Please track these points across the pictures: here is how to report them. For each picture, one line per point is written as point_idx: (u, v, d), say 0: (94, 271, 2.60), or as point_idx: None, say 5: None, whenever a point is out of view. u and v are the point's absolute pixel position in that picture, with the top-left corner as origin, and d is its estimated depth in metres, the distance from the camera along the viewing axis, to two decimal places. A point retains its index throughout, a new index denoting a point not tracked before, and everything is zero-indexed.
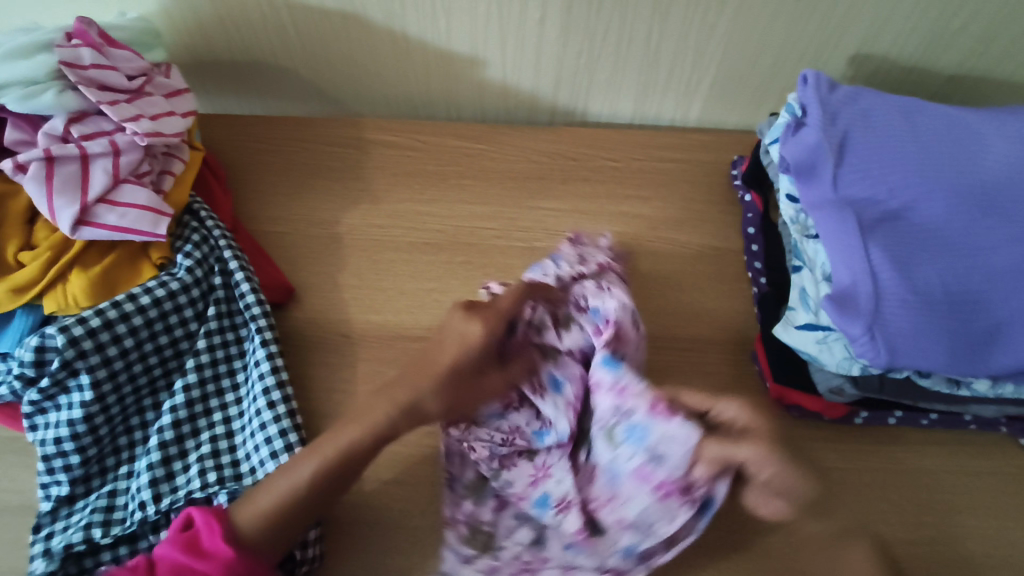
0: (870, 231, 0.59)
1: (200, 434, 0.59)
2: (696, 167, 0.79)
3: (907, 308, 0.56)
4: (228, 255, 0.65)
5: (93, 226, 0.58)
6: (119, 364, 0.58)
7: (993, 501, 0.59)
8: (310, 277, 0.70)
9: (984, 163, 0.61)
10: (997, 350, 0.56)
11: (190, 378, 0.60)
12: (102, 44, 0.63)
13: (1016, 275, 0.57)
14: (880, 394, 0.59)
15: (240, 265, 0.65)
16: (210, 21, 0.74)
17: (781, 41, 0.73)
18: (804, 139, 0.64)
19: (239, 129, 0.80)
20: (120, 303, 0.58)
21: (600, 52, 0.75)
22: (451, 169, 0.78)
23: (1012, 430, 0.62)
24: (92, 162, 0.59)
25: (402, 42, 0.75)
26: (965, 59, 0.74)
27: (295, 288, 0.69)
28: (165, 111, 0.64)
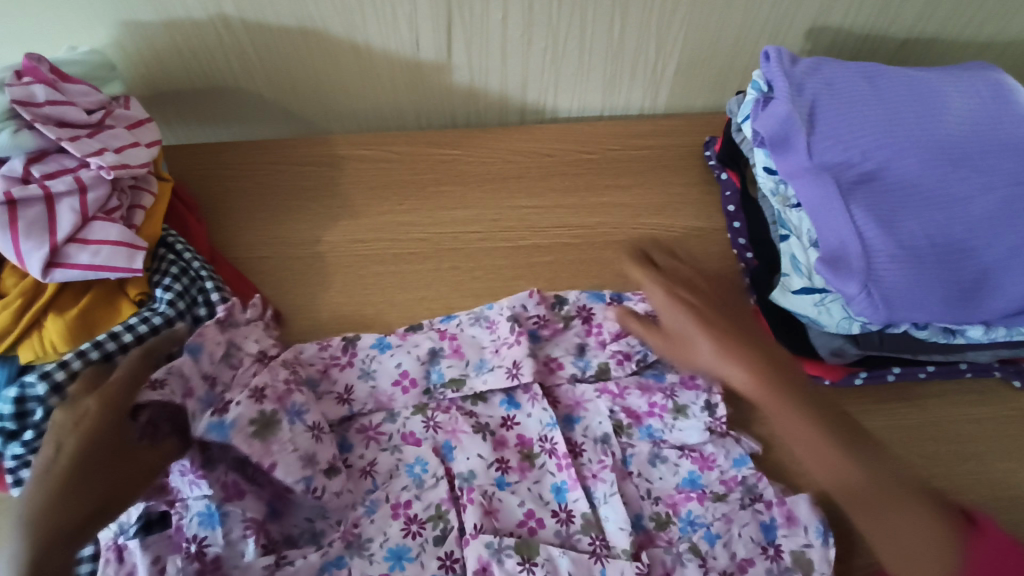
0: (850, 193, 0.61)
1: None
2: (669, 151, 0.80)
3: (897, 261, 0.57)
4: (210, 286, 0.63)
5: (65, 267, 0.56)
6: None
7: (997, 444, 0.61)
8: (296, 300, 0.69)
9: (948, 119, 0.64)
10: (986, 295, 0.58)
11: None
12: (54, 79, 0.61)
13: (995, 222, 0.59)
14: (880, 351, 0.59)
15: (223, 296, 0.63)
16: (165, 49, 0.72)
17: (740, 22, 0.74)
18: (774, 111, 0.65)
19: (205, 157, 0.78)
20: (103, 343, 0.56)
21: (564, 47, 0.75)
22: (428, 178, 0.77)
23: (1005, 373, 0.64)
24: (57, 202, 0.56)
25: (365, 53, 0.74)
26: (915, 24, 0.77)
27: (281, 312, 0.68)
28: (130, 142, 0.62)
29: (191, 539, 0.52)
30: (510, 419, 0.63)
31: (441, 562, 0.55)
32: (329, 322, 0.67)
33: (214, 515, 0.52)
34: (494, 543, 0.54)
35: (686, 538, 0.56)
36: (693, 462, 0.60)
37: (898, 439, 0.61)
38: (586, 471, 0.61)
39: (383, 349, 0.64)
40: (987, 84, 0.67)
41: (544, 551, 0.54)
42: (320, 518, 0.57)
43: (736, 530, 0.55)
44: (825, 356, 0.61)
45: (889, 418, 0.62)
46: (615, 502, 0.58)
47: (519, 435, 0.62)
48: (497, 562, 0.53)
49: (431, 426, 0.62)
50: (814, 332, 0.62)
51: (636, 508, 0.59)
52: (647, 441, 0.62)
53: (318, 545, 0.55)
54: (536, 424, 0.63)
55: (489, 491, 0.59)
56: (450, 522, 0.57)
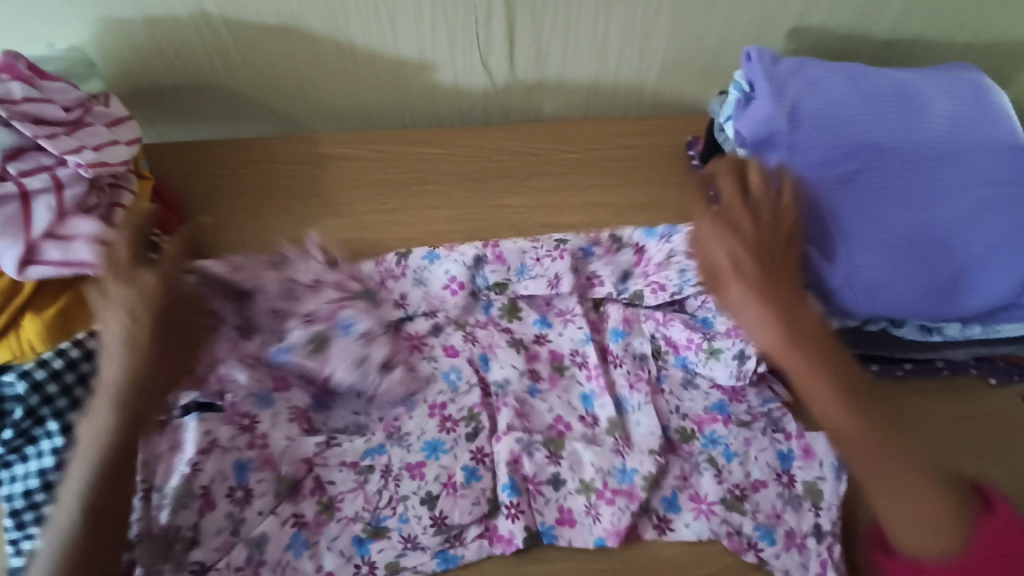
0: (831, 193, 0.61)
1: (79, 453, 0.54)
2: (653, 151, 0.80)
3: (878, 259, 0.58)
4: None
5: (42, 265, 0.55)
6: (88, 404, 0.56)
7: (973, 441, 0.61)
8: None
9: (927, 120, 0.64)
10: (963, 292, 0.59)
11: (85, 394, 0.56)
12: (31, 76, 0.59)
13: (973, 221, 0.60)
14: (858, 348, 0.61)
15: None
16: (147, 47, 0.71)
17: (722, 22, 0.75)
18: (755, 112, 0.66)
19: (188, 155, 0.78)
20: (82, 341, 0.56)
21: (548, 46, 0.75)
22: (411, 176, 0.77)
23: (980, 370, 0.65)
24: (33, 199, 0.56)
25: (349, 51, 0.74)
26: (894, 26, 0.78)
27: None
28: (108, 140, 0.61)
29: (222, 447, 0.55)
30: (542, 337, 0.66)
31: (472, 456, 0.58)
32: None
33: (266, 397, 0.59)
34: (523, 439, 0.58)
35: (704, 452, 0.59)
36: (724, 395, 0.63)
37: None
38: (618, 384, 0.63)
39: (434, 260, 0.67)
40: (968, 85, 0.67)
41: (568, 447, 0.59)
42: (362, 413, 0.61)
43: (754, 454, 0.59)
44: None
45: None
46: (648, 410, 0.61)
47: (551, 350, 0.66)
48: (526, 455, 0.58)
49: (465, 344, 0.65)
50: None
51: (664, 420, 0.61)
52: (681, 369, 0.64)
53: (362, 435, 0.60)
54: (568, 341, 0.66)
55: (521, 397, 0.62)
56: (482, 422, 0.60)
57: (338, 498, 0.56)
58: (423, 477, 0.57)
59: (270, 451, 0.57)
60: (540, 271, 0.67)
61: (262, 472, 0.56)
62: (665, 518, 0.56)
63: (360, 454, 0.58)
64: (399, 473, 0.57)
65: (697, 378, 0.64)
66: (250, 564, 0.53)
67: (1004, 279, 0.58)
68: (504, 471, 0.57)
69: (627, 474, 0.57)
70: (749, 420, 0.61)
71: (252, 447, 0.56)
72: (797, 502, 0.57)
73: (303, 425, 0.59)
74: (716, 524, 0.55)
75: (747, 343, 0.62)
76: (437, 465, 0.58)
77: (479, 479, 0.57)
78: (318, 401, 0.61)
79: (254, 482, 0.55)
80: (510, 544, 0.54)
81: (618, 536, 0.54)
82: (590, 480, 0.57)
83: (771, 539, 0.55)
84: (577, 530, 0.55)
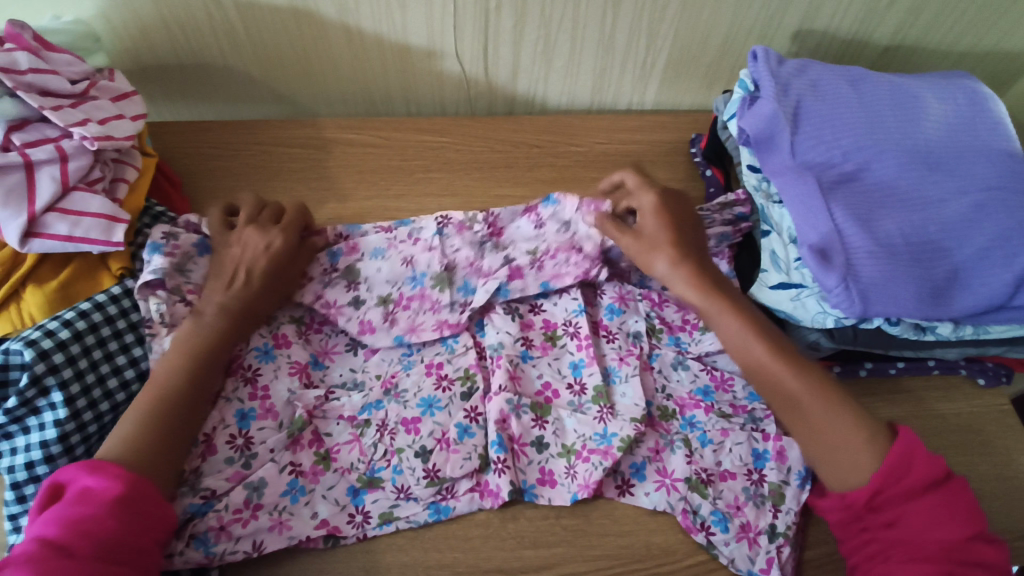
0: (831, 192, 0.62)
1: (85, 428, 0.53)
2: (657, 146, 0.81)
3: (875, 258, 0.58)
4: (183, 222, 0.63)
5: (44, 238, 0.54)
6: (85, 363, 0.54)
7: (961, 440, 0.63)
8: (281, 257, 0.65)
9: (924, 125, 0.66)
10: (957, 293, 0.59)
11: (87, 369, 0.54)
12: (38, 48, 0.59)
13: (966, 223, 0.61)
14: (855, 345, 0.60)
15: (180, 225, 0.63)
16: (153, 23, 0.71)
17: (729, 22, 0.76)
18: (759, 110, 0.67)
19: (191, 135, 0.77)
20: (88, 313, 0.55)
21: (555, 40, 0.76)
22: (416, 164, 0.77)
23: (970, 371, 0.66)
24: (37, 169, 0.55)
25: (357, 36, 0.74)
26: (896, 32, 0.79)
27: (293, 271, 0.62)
28: (114, 115, 0.61)
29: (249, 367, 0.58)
30: (536, 304, 0.66)
31: (466, 414, 0.59)
32: None
33: (271, 351, 0.60)
34: (513, 400, 0.59)
35: (682, 432, 0.60)
36: (712, 379, 0.63)
37: None
38: (607, 355, 0.63)
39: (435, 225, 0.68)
40: (965, 91, 0.69)
41: (553, 412, 0.60)
42: (359, 370, 0.62)
43: (729, 445, 0.59)
44: (802, 348, 0.63)
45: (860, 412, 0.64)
46: (635, 382, 0.61)
47: (546, 319, 0.65)
48: (515, 416, 0.58)
49: (454, 250, 0.66)
50: (792, 326, 0.63)
51: (649, 396, 0.62)
52: (673, 348, 0.65)
53: (359, 390, 0.60)
54: (562, 310, 0.65)
55: (514, 361, 0.61)
56: (477, 382, 0.60)
57: (335, 449, 0.57)
58: (419, 432, 0.57)
59: (272, 401, 0.57)
60: (535, 236, 0.67)
61: (264, 421, 0.56)
62: (628, 481, 0.58)
63: (357, 409, 0.59)
64: (394, 428, 0.58)
65: (688, 359, 0.64)
66: (248, 507, 0.53)
67: (996, 280, 0.59)
68: (492, 429, 0.57)
69: (607, 436, 0.58)
70: (730, 412, 0.61)
71: (254, 398, 0.57)
72: (760, 500, 0.57)
73: (303, 379, 0.60)
74: (675, 499, 0.56)
75: None
76: (432, 421, 0.58)
77: (473, 436, 0.58)
78: (316, 359, 0.62)
79: (255, 430, 0.56)
80: (498, 498, 0.55)
81: (588, 489, 0.56)
82: (571, 444, 0.58)
83: (725, 526, 0.55)
84: (556, 490, 0.57)
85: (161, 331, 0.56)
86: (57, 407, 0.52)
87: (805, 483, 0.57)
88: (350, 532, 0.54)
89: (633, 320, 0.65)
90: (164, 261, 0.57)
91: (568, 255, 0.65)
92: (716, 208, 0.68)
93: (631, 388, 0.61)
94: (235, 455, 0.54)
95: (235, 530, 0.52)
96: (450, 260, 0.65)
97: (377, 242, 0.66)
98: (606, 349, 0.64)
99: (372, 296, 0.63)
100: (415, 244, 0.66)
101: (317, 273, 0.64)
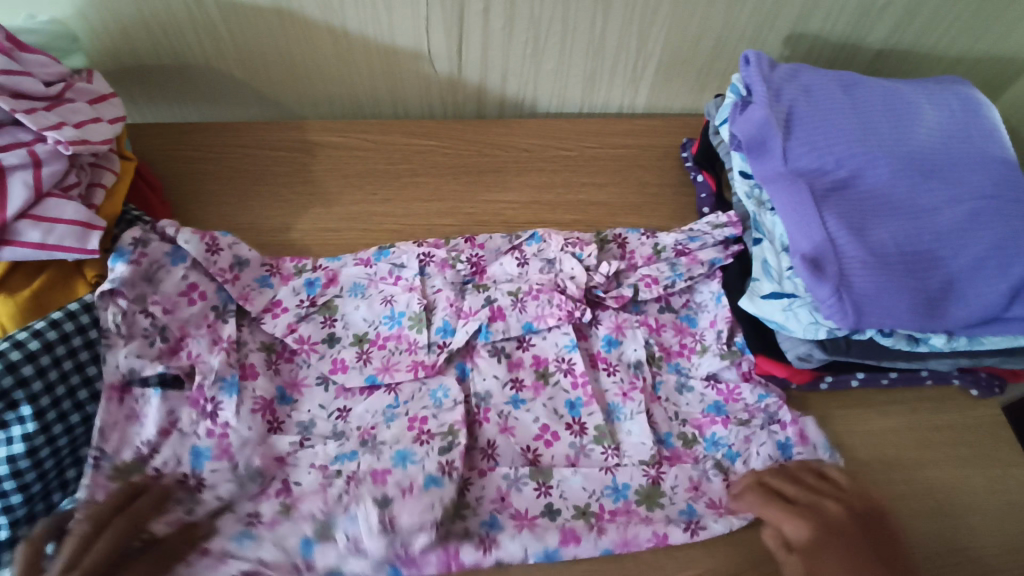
0: (824, 200, 0.61)
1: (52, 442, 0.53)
2: (648, 151, 0.80)
3: (869, 268, 0.57)
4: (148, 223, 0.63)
5: (15, 245, 0.53)
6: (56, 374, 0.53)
7: (954, 451, 0.62)
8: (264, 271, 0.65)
9: (919, 132, 0.65)
10: (952, 304, 0.58)
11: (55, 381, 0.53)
12: (11, 48, 0.57)
13: (960, 233, 0.60)
14: (847, 355, 0.59)
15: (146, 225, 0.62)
16: (133, 23, 0.69)
17: (720, 26, 0.75)
18: (751, 116, 0.66)
19: (173, 138, 0.76)
20: (60, 323, 0.54)
21: (544, 43, 0.75)
22: (403, 168, 0.76)
23: (963, 381, 0.65)
24: (9, 174, 0.53)
25: (343, 38, 0.72)
26: (889, 36, 0.78)
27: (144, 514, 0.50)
28: (91, 118, 0.60)
29: (210, 399, 0.57)
30: (525, 340, 0.64)
31: (438, 466, 0.55)
32: (303, 253, 0.69)
33: (233, 384, 0.58)
34: (510, 475, 0.56)
35: (709, 456, 0.59)
36: (719, 394, 0.63)
37: (862, 444, 0.62)
38: (608, 392, 0.62)
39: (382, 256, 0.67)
40: (959, 98, 0.68)
41: (555, 472, 0.57)
42: (328, 407, 0.60)
43: (755, 449, 0.59)
44: (792, 360, 0.61)
45: (853, 423, 0.63)
46: (640, 419, 0.60)
47: (534, 355, 0.63)
48: (514, 491, 0.56)
49: (435, 290, 0.65)
50: (783, 337, 0.62)
51: (663, 428, 0.61)
52: (675, 373, 0.64)
53: (336, 438, 0.58)
54: (552, 345, 0.64)
55: (504, 411, 0.60)
56: (458, 438, 0.57)
57: (300, 498, 0.54)
58: (385, 482, 0.54)
59: (230, 440, 0.55)
60: (518, 275, 0.67)
61: (219, 462, 0.54)
62: (688, 522, 0.55)
63: (329, 459, 0.56)
64: (363, 478, 0.54)
65: (690, 380, 0.64)
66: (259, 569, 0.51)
67: (991, 291, 0.58)
68: (486, 509, 0.55)
69: (619, 491, 0.56)
70: (747, 417, 0.61)
71: (212, 435, 0.56)
72: None
73: (267, 416, 0.58)
74: (739, 520, 0.55)
75: (723, 320, 0.66)
76: (401, 473, 0.54)
77: (441, 486, 0.53)
78: (284, 393, 0.61)
79: (208, 472, 0.54)
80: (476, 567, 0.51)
81: (625, 546, 0.53)
82: (584, 505, 0.55)
83: None
84: (582, 546, 0.52)
85: (117, 343, 0.56)
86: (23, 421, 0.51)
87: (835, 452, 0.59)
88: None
89: (632, 349, 0.64)
90: (128, 270, 0.57)
91: (551, 294, 0.65)
92: (706, 228, 0.69)
93: (632, 425, 0.60)
94: (183, 497, 0.53)
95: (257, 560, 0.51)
96: (430, 301, 0.65)
97: (356, 277, 0.66)
98: (603, 379, 0.63)
99: (348, 335, 0.64)
100: (396, 282, 0.66)
101: (293, 305, 0.64)
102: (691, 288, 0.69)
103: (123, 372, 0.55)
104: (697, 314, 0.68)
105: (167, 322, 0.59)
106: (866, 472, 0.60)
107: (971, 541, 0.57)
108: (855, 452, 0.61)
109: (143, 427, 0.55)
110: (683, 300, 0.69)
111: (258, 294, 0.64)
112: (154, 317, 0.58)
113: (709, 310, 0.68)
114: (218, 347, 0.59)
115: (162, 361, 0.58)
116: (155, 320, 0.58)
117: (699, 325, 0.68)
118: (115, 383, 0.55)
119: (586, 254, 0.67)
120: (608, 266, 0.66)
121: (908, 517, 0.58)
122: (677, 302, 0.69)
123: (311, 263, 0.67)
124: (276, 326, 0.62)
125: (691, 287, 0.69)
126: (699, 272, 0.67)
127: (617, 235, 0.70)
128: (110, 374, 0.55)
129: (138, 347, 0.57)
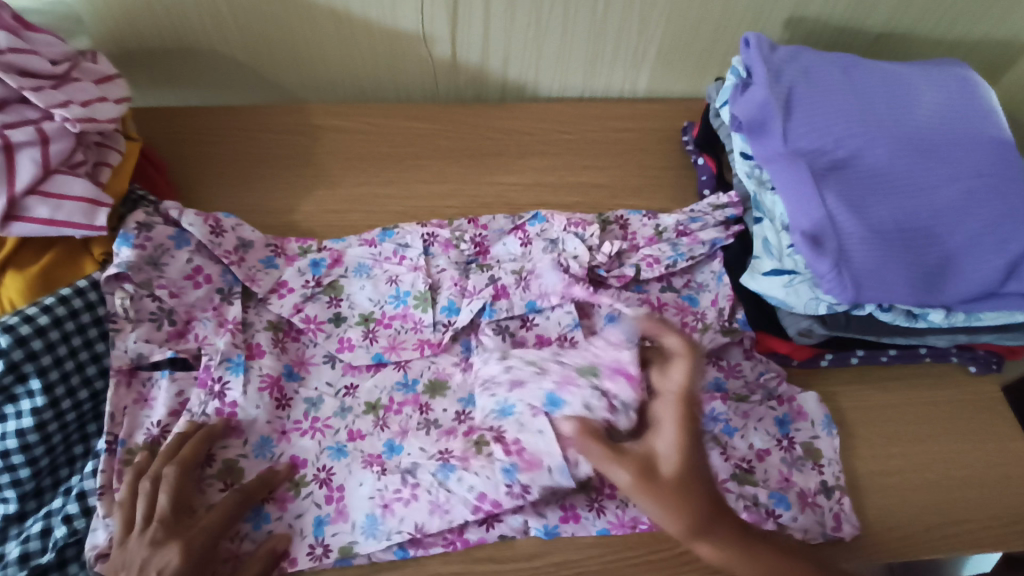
0: (823, 178, 0.62)
1: (61, 418, 0.54)
2: (649, 134, 0.81)
3: (868, 244, 0.58)
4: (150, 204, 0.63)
5: (25, 221, 0.53)
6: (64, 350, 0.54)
7: (951, 426, 0.63)
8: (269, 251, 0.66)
9: (917, 112, 0.66)
10: (949, 280, 0.59)
11: (64, 357, 0.54)
12: (18, 27, 0.58)
13: (957, 210, 0.61)
14: (846, 330, 0.60)
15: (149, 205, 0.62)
16: (137, 6, 0.69)
17: (722, 9, 0.75)
18: (752, 96, 0.66)
19: (176, 121, 0.76)
20: (68, 299, 0.55)
21: (547, 26, 0.75)
22: (406, 151, 0.76)
23: (960, 358, 0.66)
24: (17, 151, 0.54)
25: (346, 20, 0.73)
26: (888, 20, 0.79)
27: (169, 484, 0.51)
28: (97, 97, 0.60)
29: (217, 380, 0.57)
30: (528, 320, 0.64)
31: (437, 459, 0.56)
32: (308, 234, 0.70)
33: (240, 364, 0.58)
34: None
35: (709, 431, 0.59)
36: (720, 371, 0.64)
37: (861, 420, 0.63)
38: None
39: (386, 238, 0.67)
40: (955, 80, 0.69)
41: None
42: (335, 384, 0.61)
43: (753, 425, 0.60)
44: (793, 336, 0.62)
45: (852, 399, 0.64)
46: None
47: (538, 335, 0.64)
48: None
49: (439, 270, 0.66)
50: (784, 313, 0.63)
51: None
52: None
53: (344, 416, 0.59)
54: (555, 324, 0.64)
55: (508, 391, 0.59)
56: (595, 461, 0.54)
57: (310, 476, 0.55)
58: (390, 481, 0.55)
59: (240, 418, 0.57)
60: (521, 255, 0.68)
61: (229, 439, 0.56)
62: None
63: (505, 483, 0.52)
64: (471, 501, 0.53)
65: None
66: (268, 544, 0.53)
67: (987, 267, 0.59)
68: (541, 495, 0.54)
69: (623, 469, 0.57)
70: (746, 393, 0.63)
71: (221, 413, 0.56)
72: (800, 464, 0.59)
73: (273, 395, 0.58)
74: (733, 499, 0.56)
75: (724, 301, 0.66)
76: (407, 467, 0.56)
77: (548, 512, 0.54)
78: (290, 370, 0.61)
79: (220, 448, 0.56)
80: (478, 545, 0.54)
81: (621, 528, 0.55)
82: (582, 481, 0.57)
83: (787, 504, 0.56)
84: (580, 524, 0.55)
85: (125, 327, 0.56)
86: (31, 396, 0.52)
87: (831, 429, 0.61)
88: (307, 564, 0.52)
89: None
90: (133, 253, 0.57)
91: (554, 272, 0.64)
92: (708, 210, 0.70)
93: None
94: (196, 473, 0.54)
95: (288, 547, 0.52)
96: (435, 281, 0.65)
97: (361, 257, 0.66)
98: None
99: (353, 314, 0.64)
100: (400, 262, 0.66)
101: (298, 284, 0.64)
102: (693, 267, 0.70)
103: (131, 357, 0.56)
104: (699, 294, 0.68)
105: (174, 306, 0.59)
106: (865, 447, 0.61)
107: (965, 513, 0.58)
108: (854, 427, 0.62)
109: (152, 409, 0.56)
110: (682, 279, 0.69)
111: (264, 275, 0.64)
112: (161, 301, 0.59)
113: (711, 289, 0.68)
114: (224, 329, 0.60)
115: (170, 345, 0.58)
116: (161, 303, 0.59)
117: (700, 304, 0.67)
118: (122, 368, 0.56)
119: (591, 234, 0.67)
120: (612, 248, 0.67)
121: (904, 490, 0.59)
122: (679, 282, 0.69)
123: (315, 245, 0.67)
124: (282, 306, 0.62)
125: (693, 267, 0.69)
126: (700, 251, 0.68)
127: (619, 216, 0.71)
128: (118, 358, 0.56)
129: (146, 332, 0.57)
